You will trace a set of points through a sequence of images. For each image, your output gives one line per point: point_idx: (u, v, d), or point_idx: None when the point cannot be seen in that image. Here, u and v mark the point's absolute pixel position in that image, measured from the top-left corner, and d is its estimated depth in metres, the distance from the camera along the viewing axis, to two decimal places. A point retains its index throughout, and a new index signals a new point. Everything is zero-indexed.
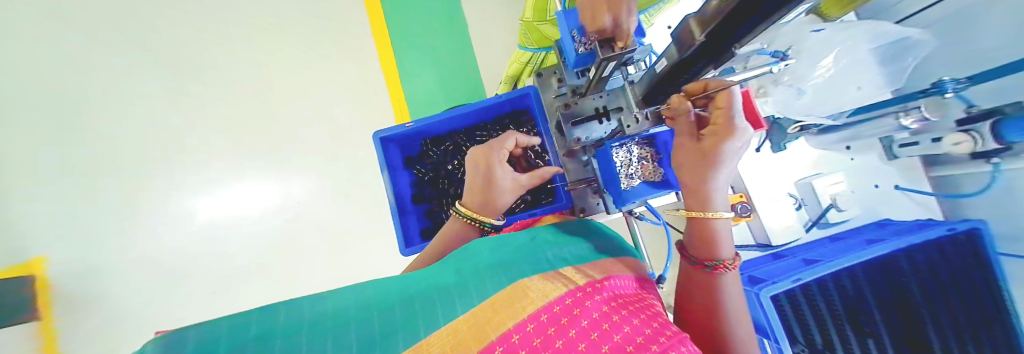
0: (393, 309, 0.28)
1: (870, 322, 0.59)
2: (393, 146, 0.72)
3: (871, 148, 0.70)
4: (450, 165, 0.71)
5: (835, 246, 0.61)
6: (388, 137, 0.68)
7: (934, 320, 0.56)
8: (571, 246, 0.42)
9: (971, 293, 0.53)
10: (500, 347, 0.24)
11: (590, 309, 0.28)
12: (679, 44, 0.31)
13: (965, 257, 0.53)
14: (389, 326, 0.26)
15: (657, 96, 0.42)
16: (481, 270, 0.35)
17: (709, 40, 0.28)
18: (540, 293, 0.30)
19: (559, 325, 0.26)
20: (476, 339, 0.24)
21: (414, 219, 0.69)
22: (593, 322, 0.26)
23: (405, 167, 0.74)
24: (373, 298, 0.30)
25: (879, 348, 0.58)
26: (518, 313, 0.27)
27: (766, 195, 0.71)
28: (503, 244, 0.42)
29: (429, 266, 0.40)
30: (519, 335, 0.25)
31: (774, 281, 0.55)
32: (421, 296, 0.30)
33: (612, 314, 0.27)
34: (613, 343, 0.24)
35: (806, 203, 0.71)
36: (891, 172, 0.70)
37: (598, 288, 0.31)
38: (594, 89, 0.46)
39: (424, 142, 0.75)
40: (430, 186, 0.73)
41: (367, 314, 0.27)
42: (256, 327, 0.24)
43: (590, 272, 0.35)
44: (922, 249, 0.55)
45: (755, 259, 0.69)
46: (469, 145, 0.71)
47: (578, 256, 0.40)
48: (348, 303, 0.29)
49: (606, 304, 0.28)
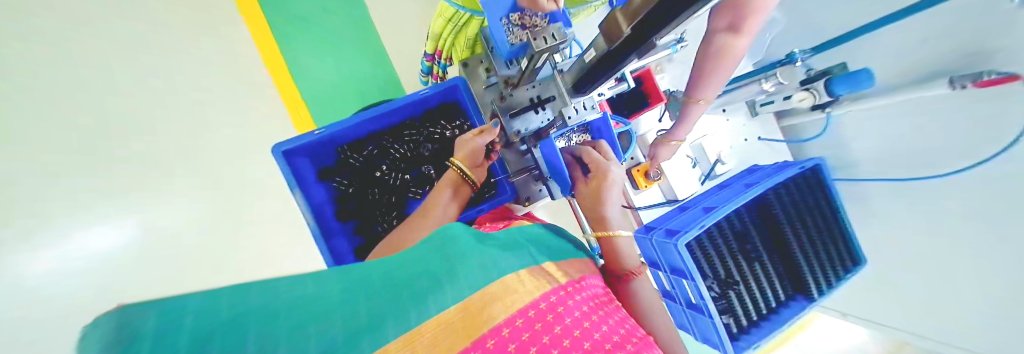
0: (399, 295, 0.30)
1: (755, 250, 0.72)
2: (301, 160, 0.59)
3: (739, 110, 0.87)
4: (377, 172, 0.64)
5: (723, 194, 0.77)
6: (290, 150, 0.56)
7: (800, 243, 0.71)
8: (541, 245, 0.48)
9: (819, 215, 0.73)
10: (491, 340, 0.27)
11: (574, 308, 0.33)
12: (607, 33, 0.32)
13: (809, 191, 0.73)
14: (380, 315, 0.28)
15: (587, 83, 0.42)
16: (466, 261, 0.36)
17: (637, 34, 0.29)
18: (525, 293, 0.34)
19: (546, 320, 0.31)
20: (467, 336, 0.28)
21: (343, 242, 0.60)
22: (571, 324, 0.31)
23: (322, 182, 0.62)
24: (354, 290, 0.30)
25: (762, 267, 0.71)
26: (507, 309, 0.31)
27: (673, 158, 0.84)
28: (484, 235, 0.45)
29: (409, 249, 0.41)
30: (510, 328, 0.29)
31: (686, 230, 0.67)
32: (411, 288, 0.32)
33: (591, 311, 0.34)
34: (595, 339, 0.30)
35: (699, 161, 0.87)
36: (755, 128, 0.88)
37: (578, 288, 0.38)
38: (527, 80, 0.48)
39: (340, 149, 0.63)
40: (357, 199, 0.63)
41: (355, 303, 0.29)
42: (227, 314, 0.22)
43: (571, 272, 0.42)
44: (784, 189, 0.73)
45: (666, 213, 0.81)
46: (399, 148, 0.64)
47: (554, 254, 0.47)
48: (332, 295, 0.29)
49: (585, 306, 0.35)
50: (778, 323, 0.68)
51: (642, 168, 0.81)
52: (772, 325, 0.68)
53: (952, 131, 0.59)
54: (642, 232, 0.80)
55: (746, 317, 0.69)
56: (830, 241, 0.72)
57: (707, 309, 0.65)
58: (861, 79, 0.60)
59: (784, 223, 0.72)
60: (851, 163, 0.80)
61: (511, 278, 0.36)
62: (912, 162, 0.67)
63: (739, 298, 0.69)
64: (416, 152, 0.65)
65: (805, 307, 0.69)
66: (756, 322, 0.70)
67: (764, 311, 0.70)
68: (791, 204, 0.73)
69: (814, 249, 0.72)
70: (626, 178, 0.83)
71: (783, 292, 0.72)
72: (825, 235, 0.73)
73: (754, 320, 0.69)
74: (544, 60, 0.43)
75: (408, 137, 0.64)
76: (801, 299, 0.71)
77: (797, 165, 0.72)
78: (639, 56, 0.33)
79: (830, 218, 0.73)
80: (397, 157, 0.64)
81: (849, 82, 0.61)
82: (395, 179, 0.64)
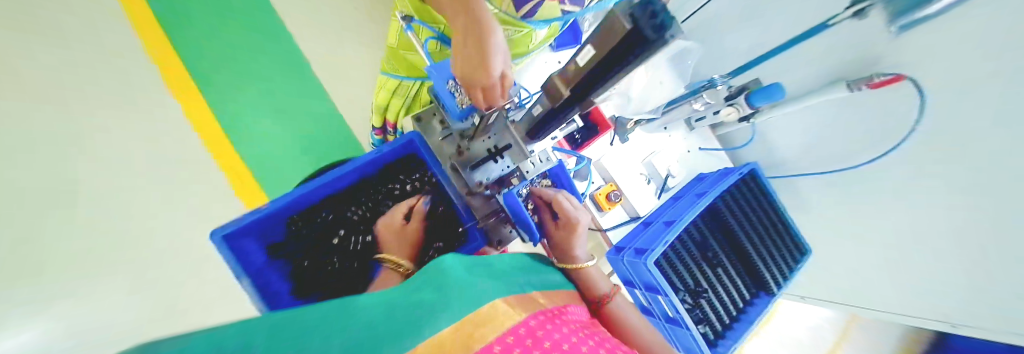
0: (401, 317, 0.29)
1: (716, 255, 0.77)
2: (246, 241, 0.54)
3: (679, 126, 0.96)
4: (336, 237, 0.60)
5: (680, 204, 0.83)
6: (233, 233, 0.50)
7: (752, 243, 0.78)
8: (534, 275, 0.48)
9: (762, 214, 0.81)
10: (490, 352, 0.25)
11: (556, 330, 0.32)
12: (551, 94, 0.35)
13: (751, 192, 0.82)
14: (380, 336, 0.26)
15: (539, 130, 0.44)
16: (464, 287, 0.35)
17: (578, 94, 0.32)
18: (519, 310, 0.33)
19: (538, 335, 0.29)
20: (478, 338, 0.26)
21: None
22: (554, 343, 0.28)
23: (273, 259, 0.57)
24: (354, 315, 0.29)
25: (725, 271, 0.76)
26: (504, 323, 0.29)
27: (629, 178, 0.90)
28: (476, 264, 0.45)
29: (405, 283, 0.40)
30: (502, 344, 0.26)
31: (653, 248, 0.71)
32: (409, 312, 0.30)
33: (580, 333, 0.33)
34: (584, 350, 0.29)
35: (653, 176, 0.93)
36: (694, 140, 0.97)
37: (563, 314, 0.37)
38: (482, 132, 0.49)
39: (291, 220, 0.59)
40: (314, 271, 0.58)
41: (353, 327, 0.27)
42: (234, 338, 0.22)
43: (558, 302, 0.41)
44: (729, 194, 0.80)
45: (632, 231, 0.85)
46: (357, 209, 0.61)
47: (542, 283, 0.46)
48: (332, 319, 0.28)
49: (577, 331, 0.34)
50: (748, 323, 0.73)
51: (602, 192, 0.85)
52: (743, 325, 0.73)
53: (852, 129, 0.69)
54: (613, 253, 0.82)
55: (719, 322, 0.72)
56: (776, 237, 0.80)
57: (684, 322, 0.68)
58: (773, 93, 0.69)
59: (735, 227, 0.79)
60: (778, 163, 0.91)
61: (506, 300, 0.35)
62: (826, 157, 0.77)
63: (709, 304, 0.72)
64: (375, 211, 0.62)
65: (767, 303, 0.75)
66: (729, 325, 0.73)
67: (735, 313, 0.74)
68: (738, 207, 0.80)
69: (764, 245, 0.79)
70: (590, 203, 0.86)
71: (747, 291, 0.77)
72: (771, 231, 0.80)
73: (728, 323, 0.73)
74: (496, 114, 0.45)
75: (367, 197, 0.62)
76: (763, 295, 0.77)
77: (735, 172, 0.80)
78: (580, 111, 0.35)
79: (772, 213, 0.82)
80: (355, 219, 0.61)
81: (764, 95, 0.70)
82: (357, 242, 0.61)
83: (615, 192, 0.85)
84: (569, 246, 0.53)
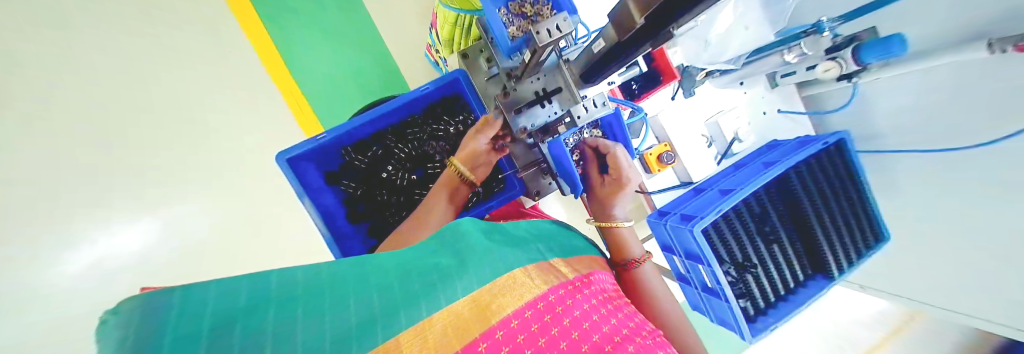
0: (412, 284, 0.32)
1: (774, 231, 0.70)
2: (306, 165, 0.58)
3: (759, 82, 0.82)
4: (383, 172, 0.63)
5: (741, 174, 0.74)
6: (296, 156, 0.55)
7: (823, 223, 0.68)
8: (553, 242, 0.49)
9: (844, 193, 0.70)
10: (500, 331, 0.28)
11: (583, 301, 0.34)
12: (618, 25, 0.28)
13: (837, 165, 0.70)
14: (392, 304, 0.29)
15: (596, 73, 0.39)
16: (479, 254, 0.37)
17: (654, 23, 0.25)
18: (534, 287, 0.34)
19: (555, 313, 0.31)
20: (480, 323, 0.29)
21: (356, 245, 0.61)
22: (571, 323, 0.31)
23: (329, 186, 0.62)
24: (369, 276, 0.32)
25: (781, 248, 0.69)
26: (517, 301, 0.32)
27: (686, 139, 0.81)
28: (496, 229, 0.46)
29: (422, 244, 0.43)
30: (517, 320, 0.30)
31: (702, 216, 0.65)
32: (420, 277, 0.33)
33: (598, 305, 0.34)
34: (602, 333, 0.31)
35: (715, 140, 0.83)
36: (774, 100, 0.84)
37: (586, 283, 0.38)
38: (531, 72, 0.44)
39: (345, 151, 0.62)
40: (365, 201, 0.63)
41: (365, 290, 0.30)
42: (251, 295, 0.25)
43: (579, 268, 0.42)
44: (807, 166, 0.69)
45: (681, 197, 0.79)
46: (403, 147, 0.63)
47: (564, 249, 0.47)
48: (347, 279, 0.31)
49: (593, 299, 0.35)
50: (796, 304, 0.67)
51: (654, 152, 0.77)
52: (789, 305, 0.68)
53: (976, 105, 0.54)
54: (656, 217, 0.78)
55: (763, 299, 0.68)
56: (850, 218, 0.69)
57: (724, 293, 0.65)
58: (891, 46, 0.53)
59: (807, 205, 0.69)
60: (877, 135, 0.75)
61: (518, 272, 0.36)
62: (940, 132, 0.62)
63: (757, 280, 0.68)
64: (420, 150, 0.63)
65: (824, 288, 0.68)
66: (773, 303, 0.69)
67: (783, 292, 0.69)
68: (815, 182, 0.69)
69: (838, 226, 0.69)
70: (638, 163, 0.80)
71: (802, 272, 0.71)
72: (851, 212, 0.70)
73: (771, 301, 0.69)
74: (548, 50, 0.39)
75: (412, 135, 0.63)
76: (820, 278, 0.70)
77: (819, 142, 0.67)
78: (656, 46, 0.30)
79: (851, 197, 0.69)
80: (401, 156, 0.63)
81: (877, 48, 0.55)
82: (402, 179, 0.63)
83: (668, 153, 0.76)
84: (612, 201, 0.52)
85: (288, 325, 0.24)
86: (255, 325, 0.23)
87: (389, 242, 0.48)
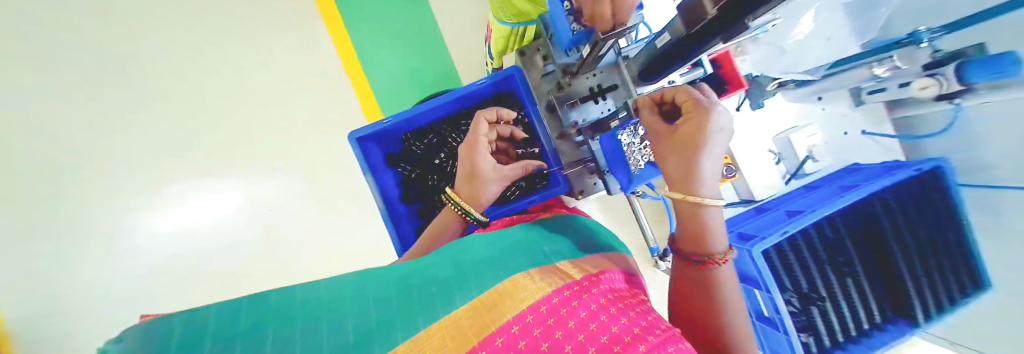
0: (419, 295, 0.30)
1: (848, 263, 0.63)
2: (370, 145, 0.65)
3: (840, 99, 0.75)
4: (435, 159, 0.67)
5: (812, 196, 0.67)
6: (364, 136, 0.61)
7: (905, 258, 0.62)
8: (560, 242, 0.47)
9: (938, 228, 0.62)
10: (501, 337, 0.27)
11: (590, 302, 0.33)
12: (687, 16, 0.28)
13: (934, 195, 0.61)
14: (405, 312, 0.27)
15: (655, 70, 0.39)
16: (481, 267, 0.37)
17: (725, 15, 0.25)
18: (533, 291, 0.34)
19: (557, 316, 0.30)
20: (487, 325, 0.28)
21: (405, 224, 0.65)
22: (576, 325, 0.30)
23: (389, 167, 0.68)
24: (372, 290, 0.30)
25: (855, 283, 0.63)
26: (519, 304, 0.31)
27: (749, 154, 0.75)
28: (500, 238, 0.46)
29: (423, 258, 0.41)
30: (518, 326, 0.28)
31: (763, 236, 0.60)
32: (427, 288, 0.32)
33: (609, 308, 0.33)
34: (612, 334, 0.29)
35: (784, 157, 0.75)
36: (857, 119, 0.76)
37: (593, 284, 0.37)
38: (588, 68, 0.46)
39: (405, 138, 0.68)
40: (418, 185, 0.67)
41: (372, 302, 0.28)
42: (244, 315, 0.21)
43: (587, 268, 0.41)
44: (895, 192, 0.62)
45: (743, 214, 0.73)
46: (456, 136, 0.66)
47: (571, 251, 0.46)
48: (349, 294, 0.28)
49: (602, 300, 0.34)
50: (871, 348, 0.59)
51: None
52: (862, 348, 0.60)
53: None
54: None
55: (832, 337, 0.61)
56: (948, 260, 0.61)
57: (783, 325, 0.58)
58: (1004, 64, 0.46)
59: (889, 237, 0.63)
60: (990, 168, 0.60)
61: (518, 278, 0.36)
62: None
63: (823, 314, 0.61)
64: None
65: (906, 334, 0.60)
66: (842, 343, 0.61)
67: (853, 333, 0.62)
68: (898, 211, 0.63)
69: (922, 265, 0.63)
70: None
71: (877, 312, 0.63)
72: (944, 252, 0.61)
73: (840, 342, 0.61)
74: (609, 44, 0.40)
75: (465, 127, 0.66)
76: (903, 323, 0.62)
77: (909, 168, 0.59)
78: (720, 42, 0.29)
79: (951, 239, 0.60)
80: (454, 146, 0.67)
81: (986, 66, 0.47)
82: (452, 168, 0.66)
83: (730, 166, 0.70)
84: (697, 157, 0.35)
85: (287, 337, 0.20)
86: (256, 342, 0.19)
87: (440, 221, 0.53)
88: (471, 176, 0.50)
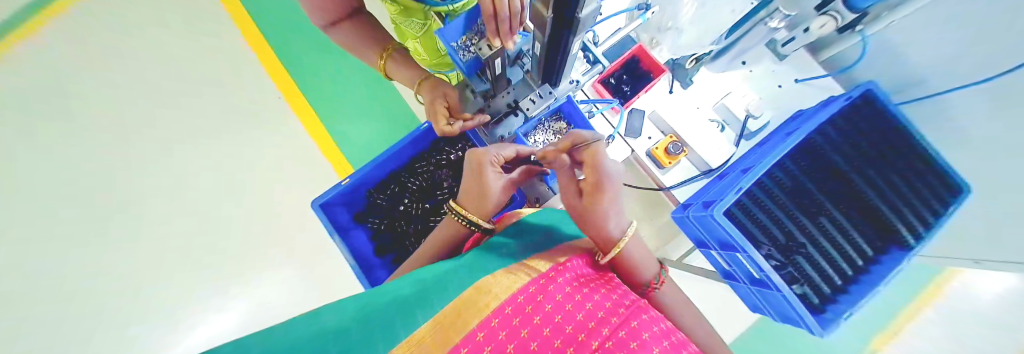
0: (380, 322, 0.30)
1: (815, 204, 0.64)
2: (336, 209, 0.69)
3: (762, 56, 0.78)
4: (399, 205, 0.69)
5: (763, 149, 0.69)
6: (327, 201, 0.65)
7: (872, 185, 0.62)
8: (527, 238, 0.48)
9: (889, 146, 0.63)
10: (466, 347, 0.25)
11: (555, 291, 0.34)
12: (538, 24, 0.32)
13: (872, 118, 0.65)
14: (366, 339, 0.26)
15: (551, 59, 0.41)
16: (445, 282, 0.37)
17: (557, 13, 0.29)
18: (503, 288, 0.34)
19: (524, 314, 0.30)
20: (456, 332, 0.27)
21: (382, 273, 0.66)
22: (542, 320, 0.30)
23: (359, 224, 0.70)
24: (332, 328, 0.28)
25: (832, 221, 0.62)
26: (482, 310, 0.30)
27: (693, 127, 0.78)
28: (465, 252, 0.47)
29: (387, 284, 0.41)
30: (484, 332, 0.27)
31: (723, 197, 0.61)
32: (392, 315, 0.31)
33: (572, 295, 0.34)
34: (576, 322, 0.30)
35: (727, 123, 0.79)
36: (788, 71, 0.78)
37: (558, 272, 0.38)
38: (500, 87, 0.57)
39: (369, 193, 0.72)
40: (388, 233, 0.69)
41: (333, 335, 0.27)
42: None
43: (554, 257, 0.42)
44: (832, 126, 0.66)
45: (704, 185, 0.74)
46: (415, 180, 0.70)
47: (538, 245, 0.47)
48: (307, 334, 0.27)
49: (566, 286, 0.35)
50: (872, 284, 0.57)
51: (660, 146, 0.77)
52: (863, 287, 0.57)
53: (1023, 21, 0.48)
54: (679, 211, 0.73)
55: (827, 284, 0.59)
56: (917, 179, 0.60)
57: (772, 283, 0.57)
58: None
59: (845, 168, 0.64)
60: (919, 82, 0.67)
61: (484, 280, 0.36)
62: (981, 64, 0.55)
63: (810, 262, 0.60)
64: (430, 181, 0.70)
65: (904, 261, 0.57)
66: (842, 287, 0.59)
67: (849, 273, 0.59)
68: (843, 140, 0.65)
69: (893, 186, 0.62)
70: (647, 159, 0.79)
71: (868, 246, 0.60)
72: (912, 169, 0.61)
73: (840, 286, 0.59)
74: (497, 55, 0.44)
75: (421, 169, 0.71)
76: (898, 251, 0.58)
77: (843, 98, 0.64)
78: (577, 37, 0.34)
79: (912, 155, 0.61)
80: (414, 188, 0.70)
81: None
82: (417, 209, 0.69)
83: (674, 144, 0.76)
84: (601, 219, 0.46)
85: None
86: None
87: (411, 264, 0.55)
88: (481, 195, 0.52)
